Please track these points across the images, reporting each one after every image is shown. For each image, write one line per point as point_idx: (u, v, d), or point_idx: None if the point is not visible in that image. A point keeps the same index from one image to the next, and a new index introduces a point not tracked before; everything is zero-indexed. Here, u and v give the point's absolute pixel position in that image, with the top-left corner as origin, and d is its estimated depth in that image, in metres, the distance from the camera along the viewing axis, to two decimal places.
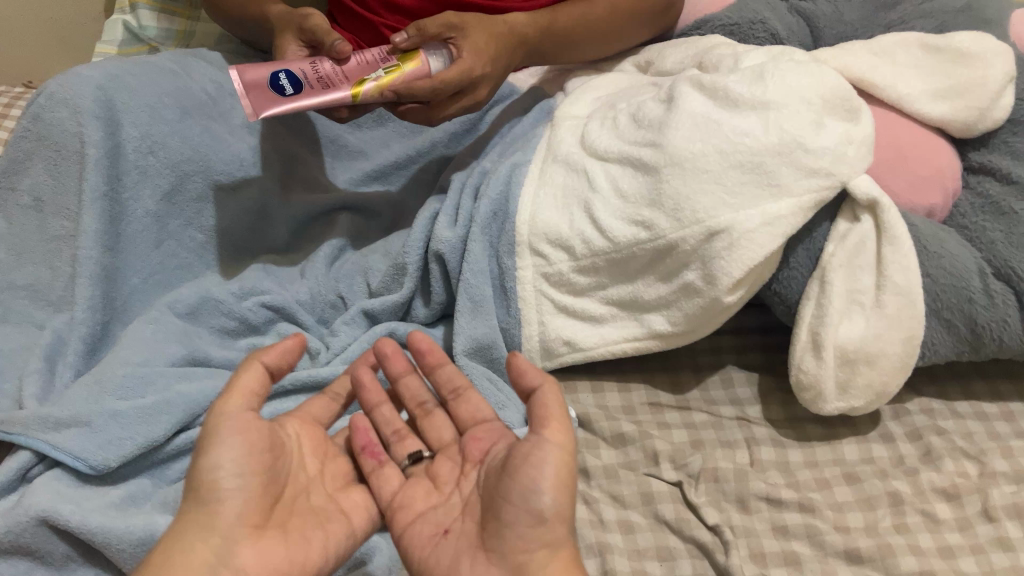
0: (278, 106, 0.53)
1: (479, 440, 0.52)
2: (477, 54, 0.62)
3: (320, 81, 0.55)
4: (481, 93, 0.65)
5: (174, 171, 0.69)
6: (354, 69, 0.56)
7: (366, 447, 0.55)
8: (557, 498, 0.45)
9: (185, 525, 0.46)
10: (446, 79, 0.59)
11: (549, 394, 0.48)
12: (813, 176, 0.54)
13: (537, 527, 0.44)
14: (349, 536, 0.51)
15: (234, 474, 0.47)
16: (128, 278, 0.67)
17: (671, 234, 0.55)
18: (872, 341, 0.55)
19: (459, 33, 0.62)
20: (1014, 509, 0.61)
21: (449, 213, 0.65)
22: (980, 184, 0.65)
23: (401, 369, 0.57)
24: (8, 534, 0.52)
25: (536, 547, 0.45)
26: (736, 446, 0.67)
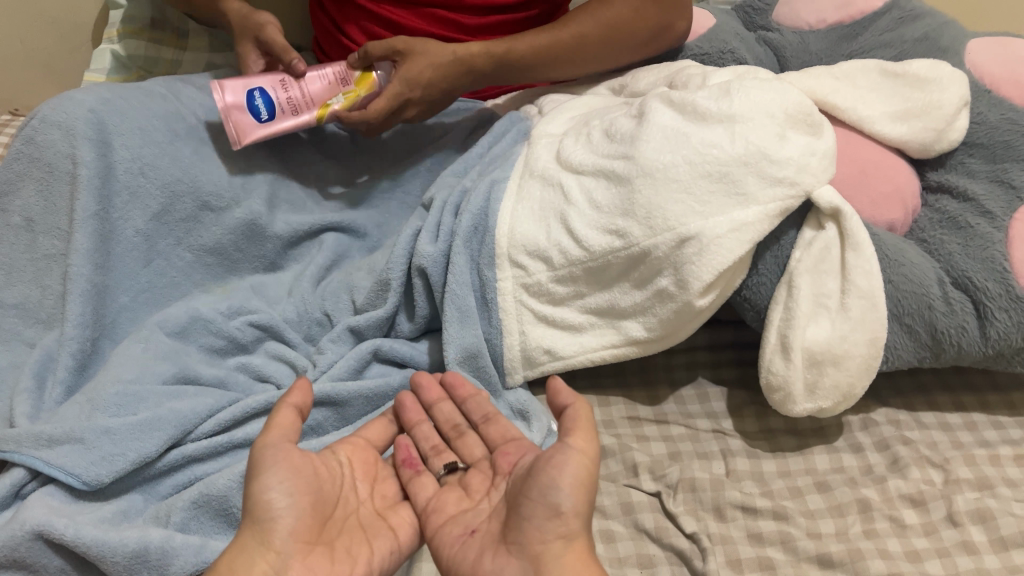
0: (257, 131, 0.67)
1: (509, 454, 0.55)
2: (409, 83, 0.73)
3: (290, 106, 0.68)
4: (412, 113, 0.76)
5: (164, 192, 0.70)
6: (317, 91, 0.69)
7: (406, 461, 0.59)
8: (576, 495, 0.47)
9: (244, 543, 0.48)
10: (377, 113, 0.71)
11: (584, 411, 0.52)
12: (778, 186, 0.56)
13: (553, 520, 0.46)
14: (394, 550, 0.54)
15: (285, 495, 0.50)
16: (116, 297, 0.69)
17: (644, 242, 0.57)
18: (837, 343, 0.58)
19: (403, 58, 0.73)
20: (978, 513, 0.62)
21: (432, 230, 0.68)
22: (939, 202, 0.68)
23: (436, 397, 0.62)
24: (3, 549, 0.52)
25: (552, 538, 0.46)
26: (712, 457, 0.69)
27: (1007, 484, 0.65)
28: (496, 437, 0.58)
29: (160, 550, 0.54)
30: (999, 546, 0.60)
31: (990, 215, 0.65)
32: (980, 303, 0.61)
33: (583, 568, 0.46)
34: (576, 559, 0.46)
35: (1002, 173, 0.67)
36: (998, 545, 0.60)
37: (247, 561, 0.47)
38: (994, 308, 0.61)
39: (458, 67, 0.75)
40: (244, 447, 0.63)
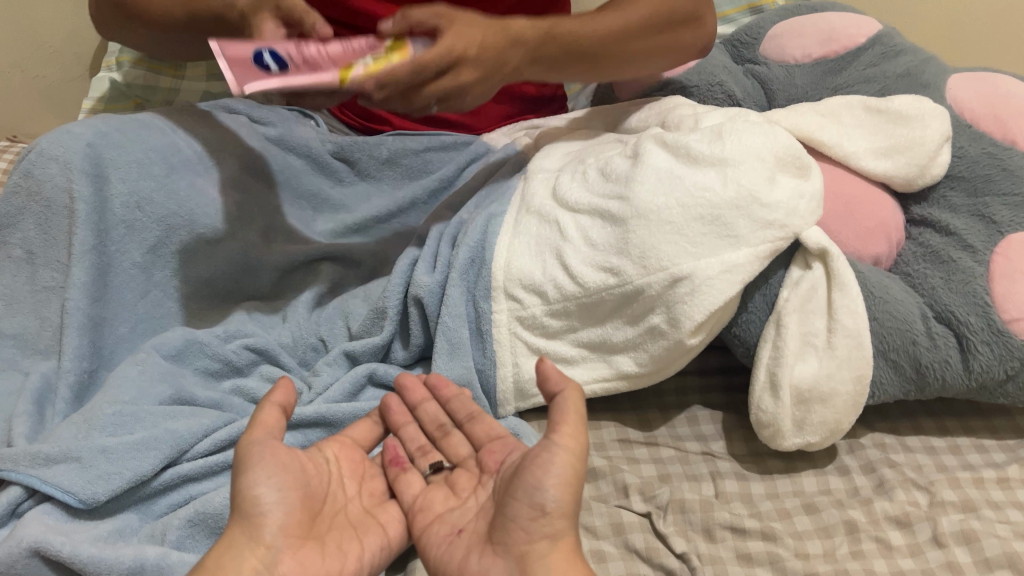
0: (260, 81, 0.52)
1: (494, 453, 0.56)
2: (460, 38, 0.59)
3: (305, 65, 0.54)
4: (458, 103, 0.63)
5: (160, 225, 0.71)
6: (338, 54, 0.55)
7: (393, 459, 0.60)
8: (563, 491, 0.48)
9: (232, 537, 0.49)
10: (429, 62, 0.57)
11: (572, 401, 0.51)
12: (768, 229, 0.58)
13: (535, 518, 0.47)
14: (383, 546, 0.56)
15: (274, 489, 0.51)
16: (115, 328, 0.69)
17: (637, 279, 0.59)
18: (824, 380, 0.60)
19: (446, 21, 0.59)
20: (962, 535, 0.63)
21: (429, 259, 0.69)
22: (922, 235, 0.70)
23: (420, 397, 0.63)
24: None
25: (537, 537, 0.47)
26: (701, 479, 0.70)
27: (991, 506, 0.67)
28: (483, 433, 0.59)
29: (156, 565, 0.54)
30: (983, 567, 0.61)
31: (971, 249, 0.67)
32: (962, 336, 0.63)
33: (569, 567, 0.47)
34: (562, 559, 0.47)
35: (982, 208, 0.69)
36: (983, 565, 0.61)
37: (237, 556, 0.48)
38: (976, 342, 0.63)
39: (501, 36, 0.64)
40: None
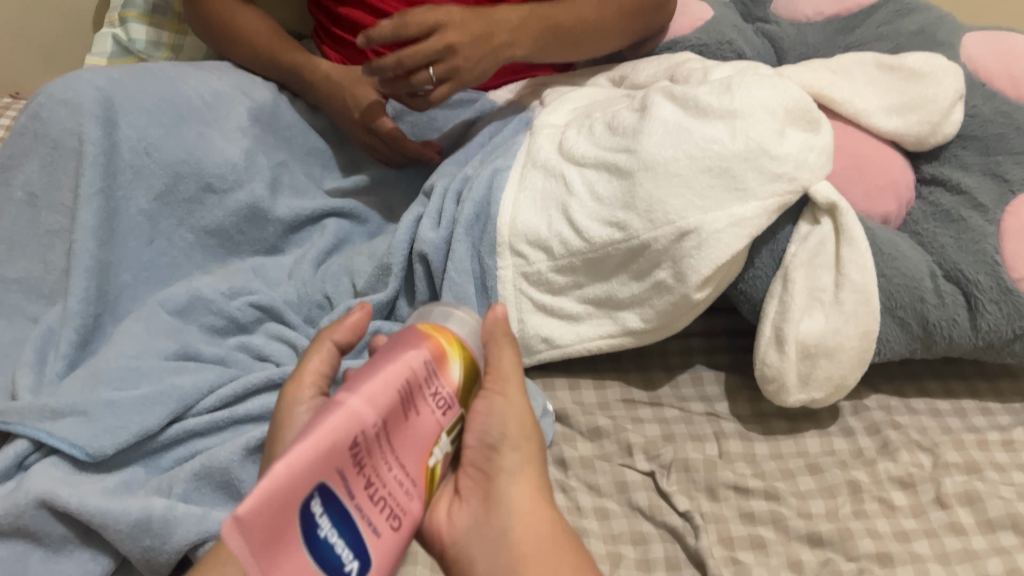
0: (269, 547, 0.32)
1: None
2: (465, 44, 0.68)
3: (362, 517, 0.35)
4: (465, 72, 0.69)
5: (168, 173, 0.70)
6: (400, 490, 0.38)
7: None
8: (513, 422, 0.45)
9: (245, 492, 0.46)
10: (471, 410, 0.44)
11: (505, 353, 0.46)
12: (777, 181, 0.58)
13: (486, 458, 0.45)
14: None
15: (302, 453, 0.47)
16: (120, 274, 0.68)
17: (644, 234, 0.59)
18: (830, 336, 0.59)
19: (443, 28, 0.68)
20: (966, 495, 0.62)
21: (433, 217, 0.68)
22: (932, 194, 0.69)
23: None
24: (6, 517, 0.50)
25: (500, 474, 0.44)
26: (705, 439, 0.68)
27: (994, 468, 0.65)
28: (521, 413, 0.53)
29: (162, 520, 0.52)
30: (986, 528, 0.60)
31: (982, 208, 0.66)
32: (971, 295, 0.63)
33: (533, 502, 0.44)
34: (528, 491, 0.45)
35: (995, 167, 0.68)
36: (985, 526, 0.60)
37: None
38: (984, 301, 0.62)
39: (494, 18, 0.71)
40: (245, 423, 0.62)
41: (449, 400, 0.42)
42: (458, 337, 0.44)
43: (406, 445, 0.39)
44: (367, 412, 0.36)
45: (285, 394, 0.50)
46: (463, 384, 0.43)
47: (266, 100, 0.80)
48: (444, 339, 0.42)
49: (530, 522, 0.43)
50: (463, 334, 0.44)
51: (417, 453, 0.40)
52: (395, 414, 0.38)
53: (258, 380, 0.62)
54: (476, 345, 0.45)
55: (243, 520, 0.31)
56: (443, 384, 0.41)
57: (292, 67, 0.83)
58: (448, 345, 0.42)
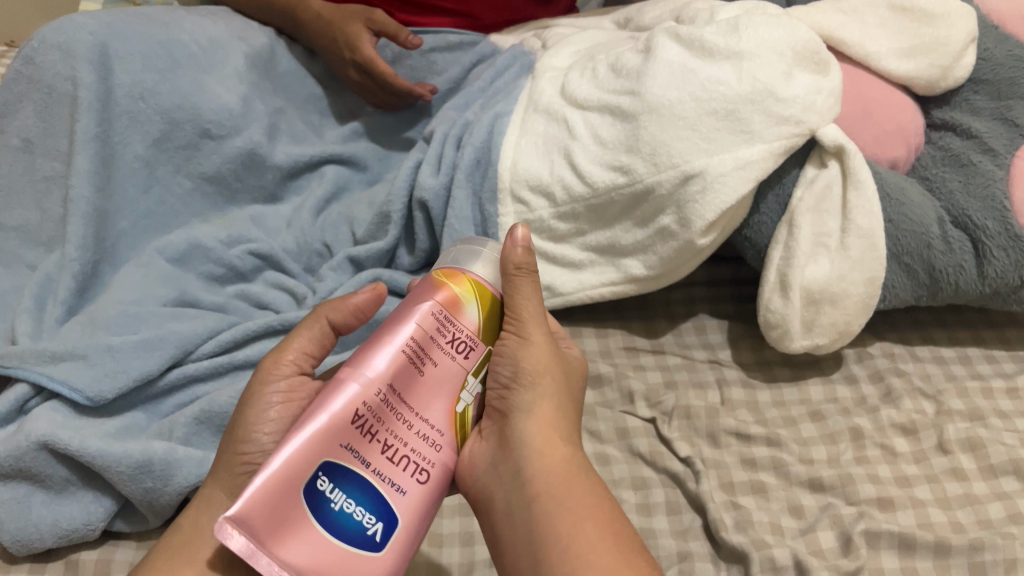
0: (278, 530, 0.35)
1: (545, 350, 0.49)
2: None
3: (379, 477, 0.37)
4: None
5: (164, 118, 0.69)
6: (423, 443, 0.39)
7: None
8: (527, 360, 0.43)
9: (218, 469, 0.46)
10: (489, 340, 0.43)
11: (526, 286, 0.44)
12: (783, 124, 0.56)
13: (501, 396, 0.44)
14: None
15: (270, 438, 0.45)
16: (117, 222, 0.67)
17: (648, 178, 0.58)
18: (836, 282, 0.59)
19: None
20: (968, 441, 0.61)
21: (433, 160, 0.67)
22: (942, 139, 0.68)
23: None
24: (7, 458, 0.49)
25: (513, 412, 0.43)
26: (708, 387, 0.66)
27: (998, 415, 0.64)
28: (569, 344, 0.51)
29: (164, 462, 0.52)
30: (988, 474, 0.60)
31: (992, 152, 0.65)
32: (979, 241, 0.62)
33: (549, 437, 0.43)
34: (544, 426, 0.43)
35: (1007, 111, 0.66)
36: (987, 472, 0.60)
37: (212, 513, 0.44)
38: (992, 247, 0.62)
39: None
40: (245, 369, 0.61)
41: (469, 341, 0.42)
42: (474, 276, 0.43)
43: (427, 398, 0.40)
44: (369, 387, 0.38)
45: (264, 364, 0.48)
46: (482, 325, 0.42)
47: (263, 44, 0.79)
48: (455, 285, 0.42)
49: (543, 458, 0.42)
50: (484, 275, 0.43)
51: (441, 400, 0.40)
52: (403, 376, 0.39)
53: (255, 326, 0.62)
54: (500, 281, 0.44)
55: (236, 520, 0.34)
56: (458, 327, 0.41)
57: (285, 11, 0.81)
58: (461, 287, 0.42)
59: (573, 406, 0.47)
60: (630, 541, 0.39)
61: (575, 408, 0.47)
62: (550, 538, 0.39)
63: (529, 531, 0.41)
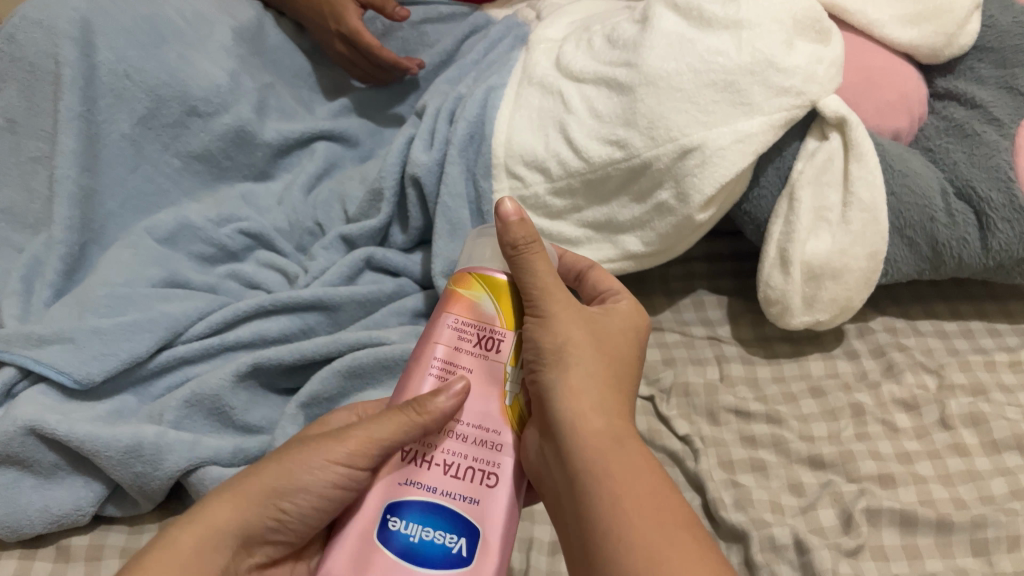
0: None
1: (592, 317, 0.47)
2: None
3: (450, 495, 0.38)
4: None
5: (149, 95, 0.67)
6: (478, 447, 0.39)
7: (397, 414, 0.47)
8: (548, 337, 0.41)
9: (230, 496, 0.39)
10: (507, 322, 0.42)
11: (532, 259, 0.42)
12: (783, 96, 0.55)
13: (532, 379, 0.42)
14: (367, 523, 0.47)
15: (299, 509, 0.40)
16: (105, 202, 0.66)
17: (646, 152, 0.56)
18: (837, 256, 0.58)
19: None
20: (970, 416, 0.61)
21: (426, 136, 0.66)
22: (946, 109, 0.66)
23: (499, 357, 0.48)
24: None
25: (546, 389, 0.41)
26: (706, 363, 0.66)
27: (1001, 389, 0.63)
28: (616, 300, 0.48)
29: (154, 446, 0.50)
30: (991, 449, 0.59)
31: (997, 122, 0.63)
32: (982, 214, 0.61)
33: (587, 411, 0.40)
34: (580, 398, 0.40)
35: (1011, 79, 0.64)
36: (990, 447, 0.59)
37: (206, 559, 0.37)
38: (996, 219, 0.60)
39: None
40: (237, 350, 0.60)
41: (494, 334, 0.41)
42: (480, 271, 0.43)
43: (471, 405, 0.40)
44: None
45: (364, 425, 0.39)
46: (503, 312, 0.42)
47: (251, 18, 0.77)
48: (462, 288, 0.42)
49: (582, 432, 0.39)
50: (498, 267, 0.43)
51: (487, 401, 0.40)
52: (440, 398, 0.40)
53: (245, 307, 0.61)
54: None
55: None
56: (479, 326, 0.41)
57: None
58: (469, 288, 0.42)
59: (617, 371, 0.44)
60: (677, 519, 0.36)
61: (622, 373, 0.44)
62: (596, 522, 0.37)
63: (578, 514, 0.38)
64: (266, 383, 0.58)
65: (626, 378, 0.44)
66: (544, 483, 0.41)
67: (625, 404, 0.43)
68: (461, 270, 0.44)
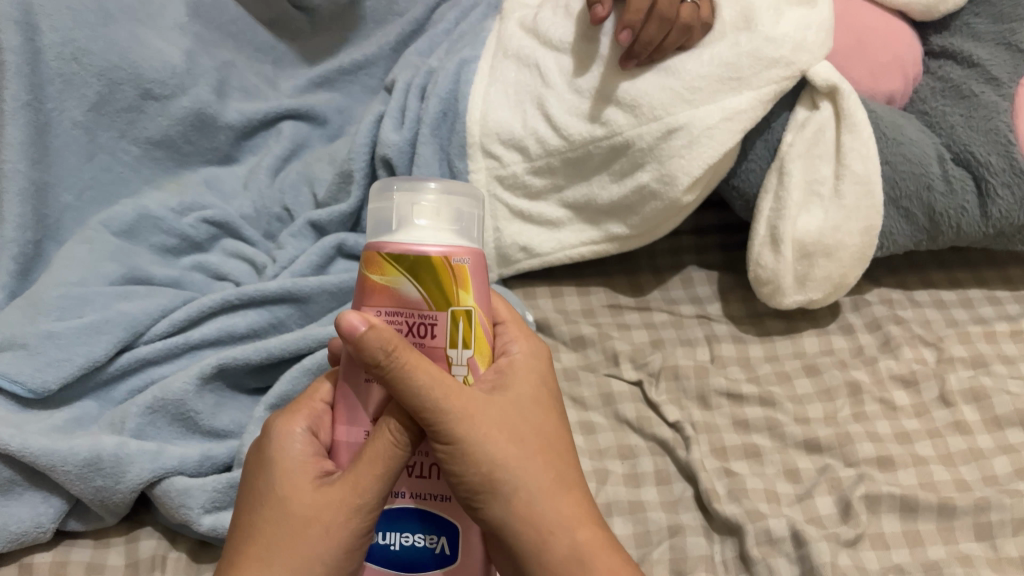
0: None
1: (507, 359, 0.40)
2: None
3: (427, 494, 0.36)
4: None
5: (100, 79, 0.62)
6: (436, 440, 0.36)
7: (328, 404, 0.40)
8: (477, 462, 0.35)
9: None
10: (439, 300, 0.34)
11: (408, 372, 0.33)
12: (773, 68, 0.52)
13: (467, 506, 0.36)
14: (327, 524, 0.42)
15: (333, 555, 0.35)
16: (59, 195, 0.61)
17: (628, 131, 0.54)
18: (829, 233, 0.55)
19: None
20: (971, 392, 0.58)
21: (396, 115, 0.62)
22: (941, 69, 0.63)
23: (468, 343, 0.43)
24: None
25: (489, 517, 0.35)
26: (696, 343, 0.63)
27: (1002, 361, 0.61)
28: (509, 338, 0.41)
29: (113, 457, 0.48)
30: (993, 425, 0.57)
31: (995, 81, 0.60)
32: (981, 179, 0.58)
33: (540, 525, 0.36)
34: (529, 514, 0.36)
35: (1010, 35, 0.61)
36: (992, 424, 0.57)
37: None
38: (995, 184, 0.58)
39: None
40: (202, 349, 0.57)
41: (424, 317, 0.34)
42: (393, 249, 0.34)
43: None
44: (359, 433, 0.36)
45: (381, 465, 0.34)
46: (430, 294, 0.34)
47: None
48: (376, 274, 0.34)
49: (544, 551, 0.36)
50: (417, 240, 0.34)
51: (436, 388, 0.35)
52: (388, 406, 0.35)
53: (208, 303, 0.58)
54: (449, 235, 0.34)
55: None
56: (406, 312, 0.34)
57: None
58: (384, 273, 0.34)
59: (552, 447, 0.38)
60: None
61: (556, 441, 0.38)
62: None
63: None
64: (233, 383, 0.55)
65: (560, 442, 0.39)
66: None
67: (572, 475, 0.38)
68: (372, 244, 0.35)
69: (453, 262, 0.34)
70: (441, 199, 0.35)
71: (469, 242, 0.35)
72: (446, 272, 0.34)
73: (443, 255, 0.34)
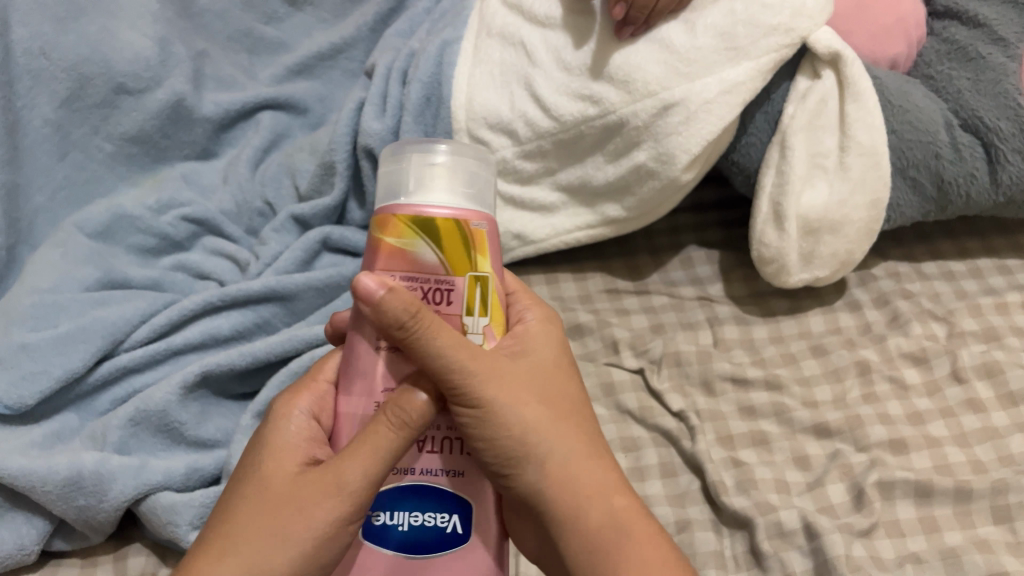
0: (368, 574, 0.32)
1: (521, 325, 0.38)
2: None
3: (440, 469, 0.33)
4: None
5: (72, 74, 0.59)
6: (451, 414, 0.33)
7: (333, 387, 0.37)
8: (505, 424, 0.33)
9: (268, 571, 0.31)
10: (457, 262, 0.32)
11: (432, 336, 0.31)
12: (772, 35, 0.50)
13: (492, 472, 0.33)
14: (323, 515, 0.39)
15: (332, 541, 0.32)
16: (31, 197, 0.58)
17: (621, 109, 0.51)
18: (835, 208, 0.53)
19: None
20: (984, 367, 0.56)
21: (377, 102, 0.59)
22: (946, 30, 0.60)
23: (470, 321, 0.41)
24: None
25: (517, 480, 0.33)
26: (698, 327, 0.61)
27: (1016, 334, 0.59)
28: (521, 307, 0.39)
29: (95, 475, 0.46)
30: (1008, 402, 0.55)
31: (1002, 42, 0.57)
32: (990, 145, 0.55)
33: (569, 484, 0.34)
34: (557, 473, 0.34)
35: None
36: (1006, 401, 0.55)
37: None
38: (1006, 150, 0.55)
39: None
40: (186, 353, 0.55)
41: (441, 282, 0.32)
42: (407, 211, 0.32)
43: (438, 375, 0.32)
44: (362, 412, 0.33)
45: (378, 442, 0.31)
46: (448, 257, 0.32)
47: None
48: (390, 236, 0.32)
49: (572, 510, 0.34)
50: (430, 202, 0.32)
51: None
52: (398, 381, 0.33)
53: (191, 305, 0.55)
54: (461, 196, 0.32)
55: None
56: (419, 277, 0.32)
57: None
58: (398, 233, 0.32)
59: (575, 409, 0.36)
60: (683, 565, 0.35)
61: (577, 403, 0.37)
62: None
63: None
64: (218, 390, 0.53)
65: (582, 405, 0.37)
66: (539, 548, 0.37)
67: (595, 438, 0.37)
68: (383, 207, 0.32)
69: (470, 224, 0.32)
70: (453, 159, 0.32)
71: (482, 205, 0.33)
72: (463, 233, 0.32)
73: (455, 216, 0.32)
